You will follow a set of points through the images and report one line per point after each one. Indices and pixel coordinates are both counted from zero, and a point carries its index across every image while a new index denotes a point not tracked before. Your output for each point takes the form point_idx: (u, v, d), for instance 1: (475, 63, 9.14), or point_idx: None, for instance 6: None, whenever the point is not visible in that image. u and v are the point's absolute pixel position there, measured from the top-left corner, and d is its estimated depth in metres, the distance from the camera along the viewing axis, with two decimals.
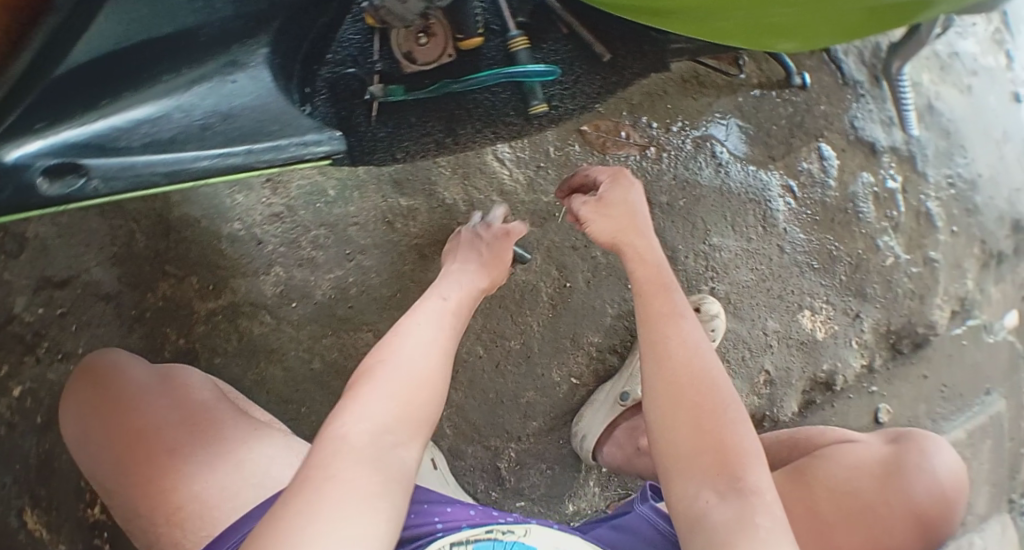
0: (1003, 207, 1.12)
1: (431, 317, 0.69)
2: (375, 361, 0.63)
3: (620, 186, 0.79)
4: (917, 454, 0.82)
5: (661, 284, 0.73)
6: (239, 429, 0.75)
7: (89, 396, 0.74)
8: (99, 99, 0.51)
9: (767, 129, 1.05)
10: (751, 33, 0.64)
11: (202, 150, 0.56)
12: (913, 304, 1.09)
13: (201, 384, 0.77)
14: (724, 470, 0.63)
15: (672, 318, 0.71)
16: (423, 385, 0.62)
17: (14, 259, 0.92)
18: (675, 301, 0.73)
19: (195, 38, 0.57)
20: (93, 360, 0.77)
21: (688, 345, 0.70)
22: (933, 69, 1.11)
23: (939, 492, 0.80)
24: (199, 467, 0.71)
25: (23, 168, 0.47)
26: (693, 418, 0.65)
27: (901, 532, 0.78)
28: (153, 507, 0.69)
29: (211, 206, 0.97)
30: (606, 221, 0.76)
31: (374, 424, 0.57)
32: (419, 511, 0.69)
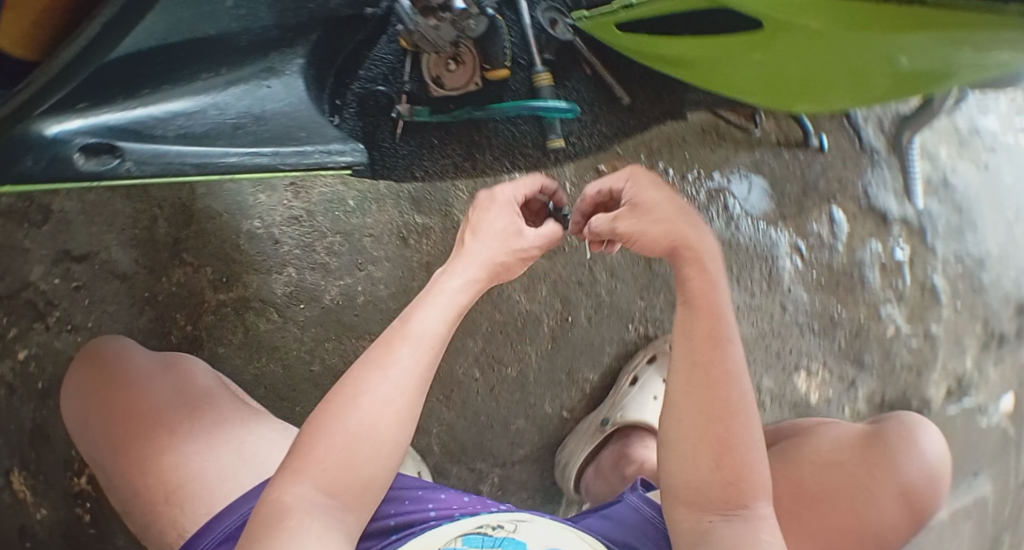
0: (1010, 288, 1.12)
1: (434, 334, 0.65)
2: (353, 404, 0.62)
3: (640, 186, 0.67)
4: (897, 439, 0.81)
5: (715, 306, 0.66)
6: (238, 413, 0.77)
7: (92, 380, 0.76)
8: (141, 87, 0.55)
9: (783, 188, 1.06)
10: (754, 84, 0.73)
11: (233, 146, 0.60)
12: (908, 377, 1.09)
13: (203, 373, 0.79)
14: (735, 500, 0.63)
15: (719, 341, 0.65)
16: (384, 424, 0.62)
17: (37, 230, 0.94)
18: (726, 325, 0.66)
19: (235, 42, 0.60)
20: (96, 346, 0.79)
21: (732, 373, 0.65)
22: (952, 143, 1.11)
23: (929, 475, 0.80)
24: (195, 448, 0.72)
25: (65, 141, 0.50)
26: (717, 448, 0.63)
27: (890, 517, 0.78)
28: (148, 483, 0.71)
29: (233, 202, 0.99)
30: (648, 233, 0.65)
31: (317, 481, 0.60)
32: (414, 500, 0.73)
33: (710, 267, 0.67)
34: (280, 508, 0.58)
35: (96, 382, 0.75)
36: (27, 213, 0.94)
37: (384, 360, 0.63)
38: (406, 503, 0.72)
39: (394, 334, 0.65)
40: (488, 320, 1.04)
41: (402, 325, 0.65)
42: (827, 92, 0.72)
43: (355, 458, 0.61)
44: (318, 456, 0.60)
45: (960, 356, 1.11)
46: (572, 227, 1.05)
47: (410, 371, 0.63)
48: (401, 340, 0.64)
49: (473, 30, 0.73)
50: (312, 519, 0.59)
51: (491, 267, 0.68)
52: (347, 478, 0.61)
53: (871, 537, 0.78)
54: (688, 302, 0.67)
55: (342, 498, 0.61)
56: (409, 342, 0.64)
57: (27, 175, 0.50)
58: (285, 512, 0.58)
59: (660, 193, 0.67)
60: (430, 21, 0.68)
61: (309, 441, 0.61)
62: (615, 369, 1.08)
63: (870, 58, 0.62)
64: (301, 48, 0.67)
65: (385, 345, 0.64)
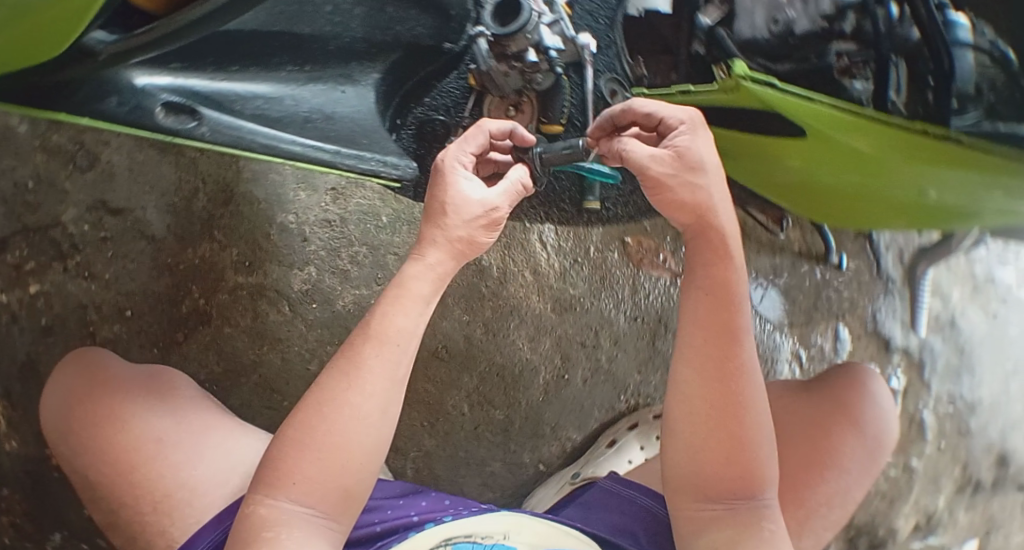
0: (993, 436, 1.08)
1: (408, 333, 0.63)
2: (325, 415, 0.59)
3: (691, 138, 0.60)
4: (835, 385, 0.83)
5: (732, 297, 0.61)
6: (222, 425, 0.80)
7: (75, 384, 0.78)
8: (230, 64, 0.60)
9: (794, 296, 1.09)
10: (796, 186, 0.78)
11: (300, 136, 0.63)
12: (881, 506, 1.05)
13: (187, 385, 0.82)
14: (742, 495, 0.62)
15: (736, 334, 0.61)
16: (372, 408, 0.60)
17: (80, 174, 0.98)
18: (742, 317, 0.61)
19: (325, 45, 0.65)
20: (83, 356, 0.81)
21: (746, 368, 0.61)
22: (965, 287, 1.11)
23: (880, 413, 0.83)
24: (180, 458, 0.74)
25: (150, 94, 0.55)
26: (727, 441, 0.60)
27: (849, 445, 0.80)
28: (136, 492, 0.73)
29: (274, 193, 1.03)
30: (682, 194, 0.60)
31: (302, 488, 0.59)
32: (397, 506, 0.75)
33: (732, 254, 0.61)
34: (258, 523, 0.58)
35: (82, 378, 0.78)
36: (75, 156, 0.98)
37: (355, 370, 0.60)
38: (389, 511, 0.75)
39: (359, 340, 0.62)
40: (487, 360, 1.06)
41: (372, 325, 0.62)
42: (852, 207, 0.78)
43: (331, 470, 0.59)
44: (295, 469, 0.58)
45: (932, 496, 1.06)
46: (587, 289, 1.09)
47: (384, 377, 0.61)
48: (371, 344, 0.61)
49: (540, 84, 0.78)
50: (294, 530, 0.58)
51: (451, 248, 0.65)
52: (325, 487, 0.59)
53: (836, 470, 0.79)
54: (705, 291, 0.61)
55: (324, 506, 0.60)
56: (382, 349, 0.61)
57: (109, 114, 0.53)
58: (266, 524, 0.58)
59: (709, 151, 0.61)
60: (503, 67, 0.75)
61: (289, 453, 0.59)
62: (597, 435, 1.07)
63: (900, 186, 0.68)
64: (381, 64, 0.72)
65: (353, 354, 0.61)
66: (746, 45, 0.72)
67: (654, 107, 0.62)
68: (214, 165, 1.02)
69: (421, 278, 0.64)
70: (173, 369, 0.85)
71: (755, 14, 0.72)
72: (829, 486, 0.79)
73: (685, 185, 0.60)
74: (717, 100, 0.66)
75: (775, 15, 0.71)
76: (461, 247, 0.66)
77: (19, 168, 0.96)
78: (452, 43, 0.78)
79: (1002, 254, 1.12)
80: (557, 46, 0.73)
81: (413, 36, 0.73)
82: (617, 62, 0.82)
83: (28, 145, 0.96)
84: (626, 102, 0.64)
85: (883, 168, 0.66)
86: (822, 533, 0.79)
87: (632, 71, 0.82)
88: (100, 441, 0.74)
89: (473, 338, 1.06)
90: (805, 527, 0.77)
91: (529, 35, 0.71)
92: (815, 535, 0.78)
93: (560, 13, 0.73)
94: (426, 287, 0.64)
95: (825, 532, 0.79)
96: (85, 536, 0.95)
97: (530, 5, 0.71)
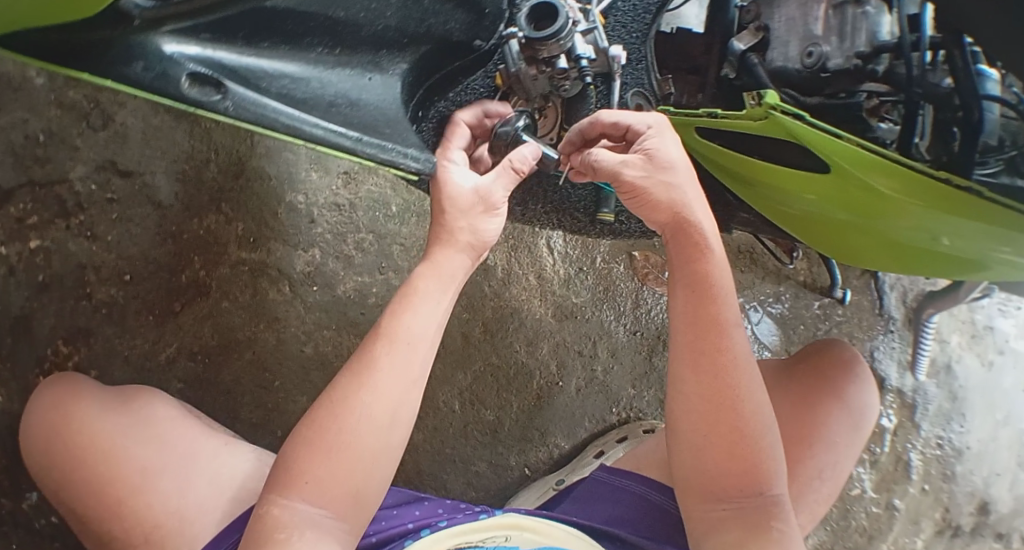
0: (977, 484, 1.09)
1: (421, 330, 0.68)
2: (338, 415, 0.63)
3: (659, 143, 0.65)
4: (816, 360, 0.83)
5: (716, 295, 0.65)
6: (207, 443, 0.78)
7: (51, 417, 0.77)
8: (261, 40, 0.59)
9: (795, 327, 1.09)
10: (810, 225, 0.77)
11: (324, 119, 0.60)
12: (859, 542, 1.05)
13: (166, 404, 0.81)
14: (752, 487, 0.65)
15: (723, 328, 0.65)
16: (398, 399, 0.65)
17: (93, 133, 0.97)
18: (725, 312, 0.66)
19: (358, 30, 0.65)
20: (60, 381, 0.81)
21: (739, 360, 0.66)
22: (964, 333, 1.12)
23: (864, 388, 0.82)
24: (168, 485, 0.73)
25: (176, 63, 0.53)
26: (730, 436, 0.64)
27: (835, 419, 0.80)
28: (125, 525, 0.72)
29: (286, 171, 1.02)
30: (657, 196, 0.65)
31: (316, 487, 0.62)
32: (393, 516, 0.79)
33: (709, 250, 0.66)
34: (273, 523, 0.61)
35: (56, 410, 0.77)
36: (88, 114, 0.97)
37: (369, 369, 0.65)
38: (383, 521, 0.78)
39: (373, 340, 0.66)
40: (482, 360, 1.05)
41: (384, 327, 0.67)
42: (862, 250, 0.77)
43: (338, 473, 0.63)
44: (307, 470, 0.62)
45: (914, 538, 1.06)
46: (589, 299, 1.09)
47: (400, 373, 0.66)
48: (386, 343, 0.66)
49: (567, 91, 0.77)
50: (304, 532, 0.60)
51: (472, 247, 0.71)
52: (335, 490, 0.62)
53: (824, 443, 0.79)
54: (688, 292, 0.66)
55: (333, 508, 0.63)
56: (396, 347, 0.66)
57: (132, 78, 0.51)
58: (278, 526, 0.60)
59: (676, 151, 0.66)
60: (533, 70, 0.74)
61: (305, 456, 0.63)
62: (585, 445, 1.07)
63: (912, 232, 0.68)
64: (410, 55, 0.71)
65: (368, 357, 0.66)
66: (776, 74, 0.72)
67: (623, 113, 0.67)
68: (228, 137, 1.01)
69: (427, 275, 0.69)
70: (152, 387, 0.83)
71: (789, 45, 0.71)
72: (817, 459, 0.79)
73: (659, 190, 0.64)
74: (742, 126, 0.66)
75: (809, 47, 0.68)
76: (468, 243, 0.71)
77: (31, 120, 0.95)
78: (483, 41, 0.77)
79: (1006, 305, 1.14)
80: (588, 55, 0.72)
81: (445, 30, 0.72)
82: (646, 76, 0.82)
83: (42, 98, 0.95)
84: (593, 115, 0.68)
85: (897, 213, 0.65)
86: (816, 507, 0.80)
87: (659, 88, 0.82)
88: (87, 472, 0.74)
89: (471, 337, 1.05)
90: (799, 501, 0.79)
91: (561, 41, 0.70)
92: (807, 508, 0.79)
93: (595, 23, 0.73)
94: (435, 281, 0.69)
95: (819, 506, 0.80)
96: None
97: (565, 11, 0.69)
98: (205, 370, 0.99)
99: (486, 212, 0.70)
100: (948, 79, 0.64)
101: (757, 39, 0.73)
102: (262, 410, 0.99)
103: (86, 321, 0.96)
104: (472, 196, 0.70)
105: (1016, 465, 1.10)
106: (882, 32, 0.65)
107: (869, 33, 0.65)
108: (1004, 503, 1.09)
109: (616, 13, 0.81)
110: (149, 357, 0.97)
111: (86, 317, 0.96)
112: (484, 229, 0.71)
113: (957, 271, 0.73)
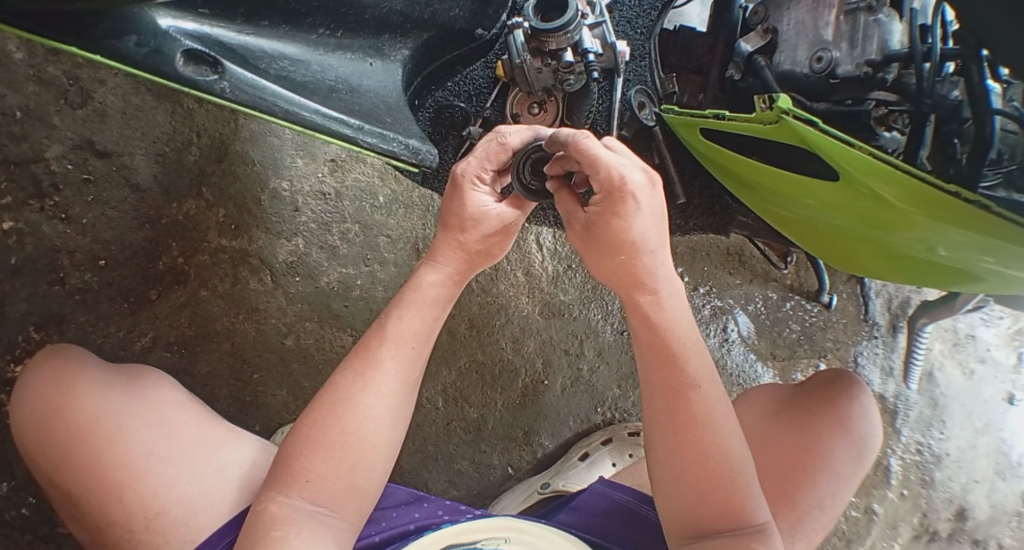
0: (955, 490, 1.11)
1: (420, 335, 0.66)
2: (338, 414, 0.62)
3: (620, 222, 0.55)
4: (822, 395, 0.83)
5: (677, 349, 0.62)
6: (216, 430, 0.76)
7: (46, 393, 0.73)
8: (263, 18, 0.56)
9: (779, 330, 1.11)
10: (813, 238, 0.78)
11: (325, 105, 0.56)
12: (838, 545, 1.07)
13: (168, 385, 0.78)
14: (732, 524, 0.63)
15: (699, 382, 0.63)
16: (381, 409, 0.63)
17: (71, 111, 0.92)
18: (687, 371, 0.62)
19: (362, 12, 0.62)
20: (59, 352, 0.77)
21: (701, 416, 0.62)
22: (946, 341, 1.14)
23: (867, 417, 0.83)
24: (172, 473, 0.71)
25: (172, 39, 0.48)
26: (700, 483, 0.62)
27: (838, 448, 0.81)
28: (127, 510, 0.70)
29: (270, 156, 0.99)
30: (600, 261, 0.60)
31: (312, 491, 0.61)
32: (402, 511, 0.79)
33: (673, 310, 0.62)
34: (268, 519, 0.59)
35: (58, 384, 0.73)
36: (67, 92, 0.92)
37: (370, 371, 0.64)
38: (385, 522, 0.77)
39: (374, 342, 0.65)
40: (468, 356, 1.03)
41: (386, 327, 0.65)
42: (864, 260, 0.76)
43: (339, 468, 0.62)
44: (308, 466, 0.61)
45: (891, 543, 1.08)
46: (578, 297, 1.08)
47: (399, 378, 0.64)
48: (386, 347, 0.64)
49: (571, 86, 0.75)
50: (302, 529, 0.59)
51: (465, 255, 0.66)
52: (335, 485, 0.62)
53: (826, 473, 0.79)
54: (645, 352, 0.63)
55: (333, 505, 0.62)
56: (394, 350, 0.64)
57: (124, 54, 0.46)
58: (275, 523, 0.59)
59: (642, 232, 0.56)
60: (538, 63, 0.72)
61: (307, 451, 0.62)
62: (569, 445, 1.05)
63: (909, 241, 0.66)
64: (412, 41, 0.69)
65: (370, 360, 0.64)
66: (782, 77, 0.71)
67: (591, 157, 0.54)
68: (211, 119, 0.97)
69: (437, 283, 0.66)
70: (154, 368, 0.80)
71: (798, 49, 0.70)
72: (820, 489, 0.79)
73: (607, 255, 0.58)
74: (749, 129, 0.65)
75: (819, 52, 0.68)
76: (479, 258, 0.67)
77: (9, 96, 0.90)
78: (485, 29, 0.75)
79: (989, 315, 1.16)
80: (596, 49, 0.71)
81: (450, 17, 0.70)
82: (648, 73, 0.83)
83: (21, 74, 0.91)
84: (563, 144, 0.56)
85: (905, 224, 0.63)
86: (813, 536, 0.80)
87: (662, 86, 0.82)
88: (86, 456, 0.70)
89: (457, 332, 1.03)
90: (799, 529, 0.78)
91: (569, 34, 0.69)
92: (806, 538, 0.79)
93: (604, 17, 0.72)
94: (442, 290, 0.66)
95: (818, 534, 0.80)
96: (32, 490, 0.92)
97: (575, 3, 0.68)
98: (182, 361, 0.95)
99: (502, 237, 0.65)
100: (956, 92, 0.65)
101: (764, 41, 0.73)
102: (240, 403, 0.97)
103: (58, 308, 0.92)
104: (495, 223, 0.64)
105: (993, 473, 1.12)
106: (893, 41, 0.66)
107: (880, 41, 0.66)
108: (982, 511, 1.11)
109: (621, 9, 0.85)
110: (123, 347, 0.93)
111: (59, 303, 0.92)
112: (496, 249, 0.67)
113: (954, 284, 0.72)
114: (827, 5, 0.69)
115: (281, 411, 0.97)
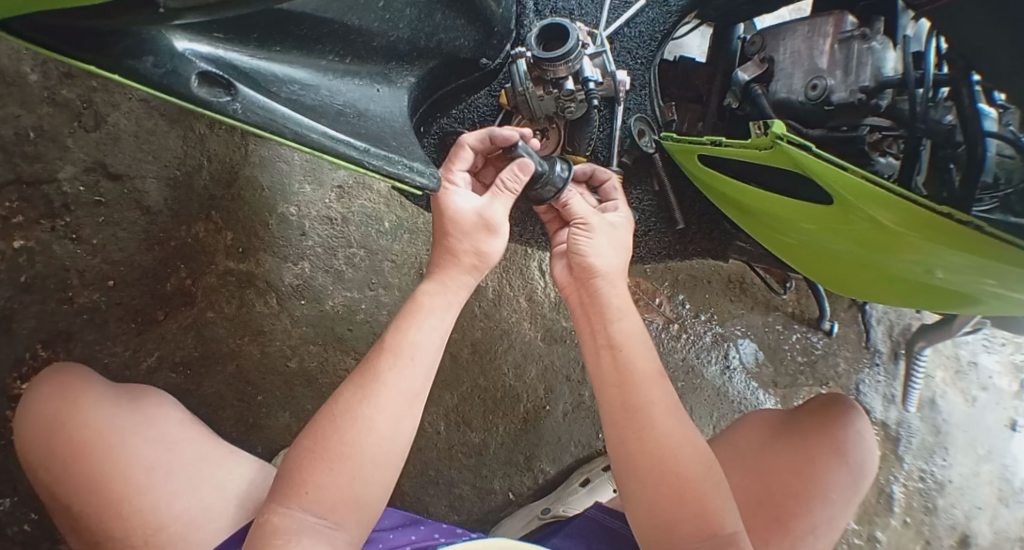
0: (959, 519, 1.10)
1: (423, 346, 0.67)
2: (340, 428, 0.62)
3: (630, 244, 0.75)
4: (819, 417, 0.83)
5: (621, 349, 0.68)
6: (217, 450, 0.77)
7: (51, 408, 0.73)
8: (275, 43, 0.59)
9: (782, 357, 1.11)
10: (810, 263, 0.79)
11: (332, 128, 0.58)
12: None
13: (169, 405, 0.78)
14: (709, 530, 0.62)
15: (645, 381, 0.67)
16: (384, 426, 0.63)
17: (85, 133, 0.95)
18: (637, 366, 0.67)
19: (371, 41, 0.64)
20: (60, 370, 0.78)
21: (658, 411, 0.66)
22: (949, 369, 1.13)
23: (868, 446, 0.82)
24: (172, 489, 0.71)
25: (188, 61, 0.50)
26: (671, 484, 0.63)
27: (833, 474, 0.80)
28: (126, 524, 0.70)
29: (280, 182, 1.01)
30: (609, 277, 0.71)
31: (314, 506, 0.60)
32: (401, 529, 0.78)
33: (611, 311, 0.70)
34: (270, 530, 0.59)
35: (60, 399, 0.74)
36: (81, 114, 0.95)
37: (373, 382, 0.64)
38: (382, 544, 0.76)
39: (374, 356, 0.65)
40: (471, 380, 1.04)
41: (389, 341, 0.66)
42: (862, 284, 0.76)
43: (339, 480, 0.61)
44: (309, 479, 0.60)
45: None
46: None
47: (401, 391, 0.64)
48: (387, 358, 0.65)
49: (572, 112, 0.77)
50: (302, 537, 0.58)
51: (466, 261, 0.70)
52: (337, 496, 0.61)
53: (821, 499, 0.79)
54: (596, 355, 0.69)
55: (334, 516, 0.61)
56: (397, 362, 0.65)
57: (141, 73, 0.48)
58: (278, 532, 0.58)
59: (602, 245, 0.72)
60: (540, 91, 0.75)
61: (307, 464, 0.61)
62: (570, 471, 1.05)
63: (908, 264, 0.66)
64: (418, 68, 0.72)
65: (372, 373, 0.65)
66: (779, 105, 0.73)
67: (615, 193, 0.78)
68: (223, 145, 1.00)
69: (433, 292, 0.70)
70: (157, 388, 0.81)
71: (794, 78, 0.72)
72: (814, 515, 0.79)
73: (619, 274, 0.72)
74: (745, 154, 0.67)
75: (814, 80, 0.70)
76: (474, 264, 0.71)
77: (23, 117, 0.93)
78: (489, 59, 0.79)
79: (990, 342, 1.16)
80: (596, 78, 0.74)
81: (455, 46, 0.72)
82: (648, 101, 0.86)
83: (36, 96, 0.93)
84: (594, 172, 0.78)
85: (901, 246, 0.64)
86: None
87: (662, 114, 0.86)
88: (88, 468, 0.71)
89: (460, 357, 1.04)
90: None
91: (570, 63, 0.71)
92: None
93: (604, 46, 0.75)
94: (438, 299, 0.69)
95: None
96: (33, 506, 0.92)
97: (576, 33, 0.70)
98: (186, 381, 0.96)
99: (488, 233, 0.70)
100: (950, 116, 0.67)
101: (761, 71, 0.75)
102: (243, 424, 0.97)
103: (66, 326, 0.93)
104: (473, 218, 0.70)
105: (996, 500, 1.11)
106: (887, 67, 0.67)
107: (873, 68, 0.67)
108: (985, 539, 1.10)
109: (623, 39, 0.87)
110: (129, 366, 0.94)
111: (66, 321, 0.93)
112: (487, 248, 0.71)
113: (952, 305, 0.71)
114: (822, 35, 0.70)
115: (283, 433, 0.98)
